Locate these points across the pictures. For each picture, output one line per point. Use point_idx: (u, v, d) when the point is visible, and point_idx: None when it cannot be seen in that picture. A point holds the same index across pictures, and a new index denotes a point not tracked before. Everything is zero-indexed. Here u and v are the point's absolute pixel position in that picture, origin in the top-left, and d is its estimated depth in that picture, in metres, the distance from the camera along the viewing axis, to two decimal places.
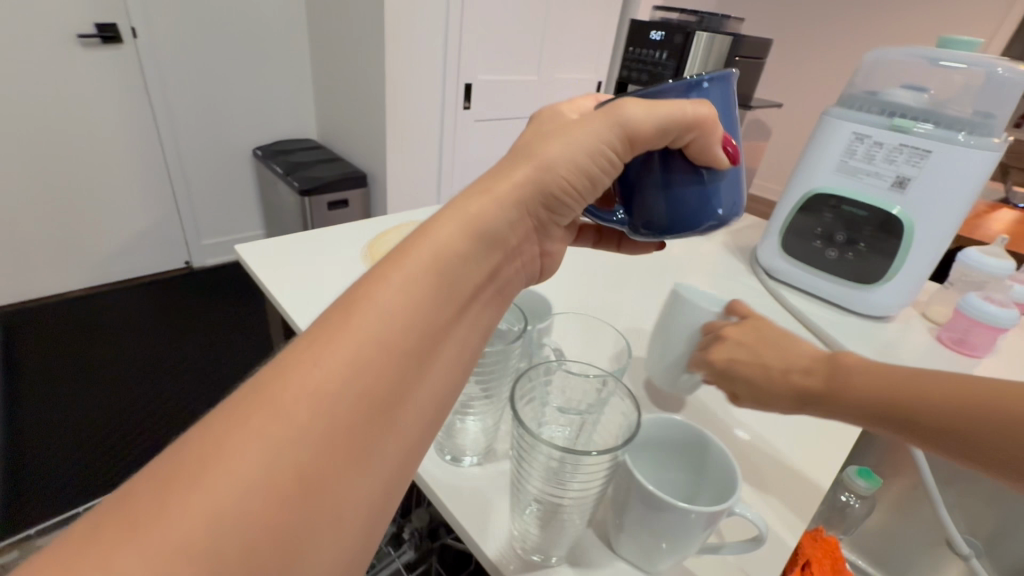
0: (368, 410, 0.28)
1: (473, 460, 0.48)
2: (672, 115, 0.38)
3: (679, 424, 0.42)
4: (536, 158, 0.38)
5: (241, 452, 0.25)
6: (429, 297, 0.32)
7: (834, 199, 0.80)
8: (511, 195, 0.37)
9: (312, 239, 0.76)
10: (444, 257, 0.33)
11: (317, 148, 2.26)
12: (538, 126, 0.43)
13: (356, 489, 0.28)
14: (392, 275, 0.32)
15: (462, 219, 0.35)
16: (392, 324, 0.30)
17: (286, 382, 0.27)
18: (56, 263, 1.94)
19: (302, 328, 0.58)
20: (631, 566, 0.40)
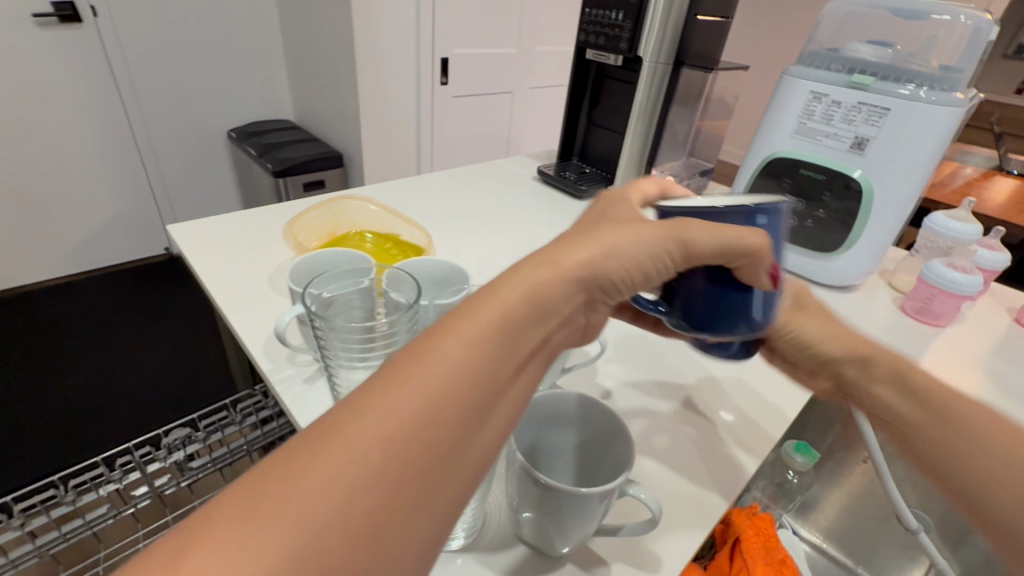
0: (433, 457, 0.25)
1: None
2: (730, 241, 0.36)
3: (564, 397, 0.40)
4: (607, 237, 0.35)
5: (313, 486, 0.23)
6: (496, 353, 0.29)
7: (794, 164, 0.75)
8: (581, 267, 0.34)
9: (247, 217, 0.74)
10: (512, 316, 0.30)
11: (293, 128, 2.20)
12: (603, 211, 0.40)
13: (417, 532, 0.25)
14: (463, 327, 0.28)
15: (529, 276, 0.32)
16: (466, 365, 0.27)
17: (361, 424, 0.25)
18: (27, 251, 1.91)
19: (223, 308, 0.57)
20: (537, 554, 0.38)
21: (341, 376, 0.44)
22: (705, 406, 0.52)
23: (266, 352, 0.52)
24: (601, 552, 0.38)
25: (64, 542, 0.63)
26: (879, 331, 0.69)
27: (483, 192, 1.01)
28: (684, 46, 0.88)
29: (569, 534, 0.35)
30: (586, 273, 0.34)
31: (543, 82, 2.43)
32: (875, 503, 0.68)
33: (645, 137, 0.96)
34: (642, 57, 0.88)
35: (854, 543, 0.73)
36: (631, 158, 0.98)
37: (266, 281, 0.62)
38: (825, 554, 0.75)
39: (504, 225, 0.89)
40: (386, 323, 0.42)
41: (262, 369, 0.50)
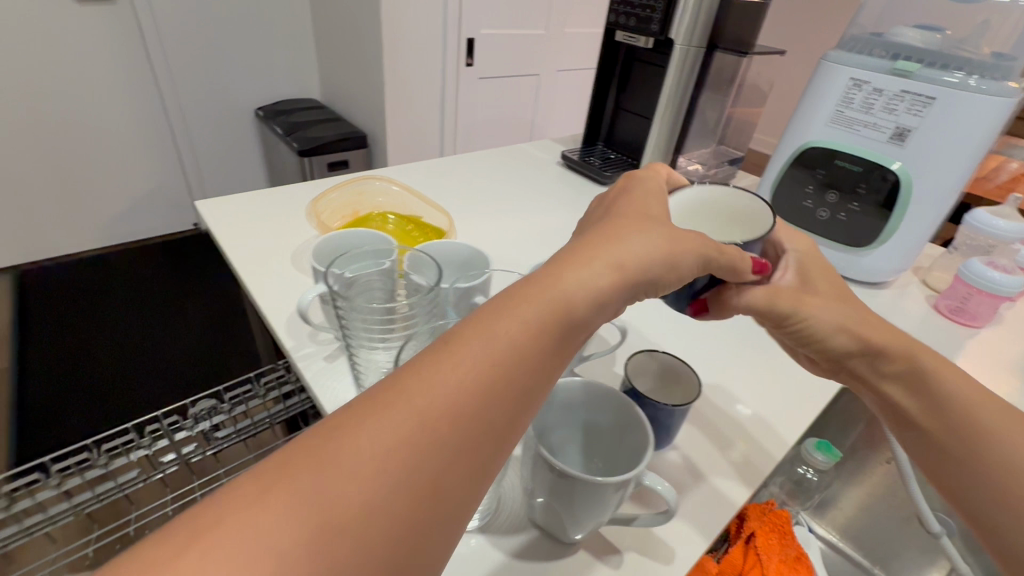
0: (492, 433, 0.27)
1: None
2: (732, 264, 0.40)
3: (581, 385, 0.39)
4: (661, 239, 0.35)
5: (384, 448, 0.24)
6: (555, 342, 0.29)
7: (828, 153, 0.73)
8: (640, 263, 0.33)
9: (273, 195, 0.75)
10: (573, 307, 0.30)
11: (319, 107, 2.22)
12: (640, 205, 0.38)
13: (470, 501, 0.26)
14: (530, 311, 0.29)
15: (591, 267, 0.32)
16: (527, 349, 0.28)
17: (431, 394, 0.26)
18: (64, 221, 1.99)
19: (250, 288, 0.58)
20: (546, 537, 0.38)
21: (360, 356, 0.44)
22: (722, 397, 0.52)
23: (289, 330, 0.53)
24: (613, 540, 0.38)
25: (96, 502, 0.66)
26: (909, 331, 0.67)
27: (506, 175, 1.01)
28: (720, 28, 0.84)
29: (582, 519, 0.35)
30: (643, 274, 0.33)
31: (570, 65, 2.39)
32: (897, 503, 0.67)
33: (675, 123, 0.93)
34: (674, 40, 0.85)
35: (874, 544, 0.72)
36: (659, 146, 0.96)
37: (288, 259, 0.63)
38: (840, 553, 0.74)
39: (526, 210, 0.89)
40: (409, 304, 0.43)
41: (284, 346, 0.51)
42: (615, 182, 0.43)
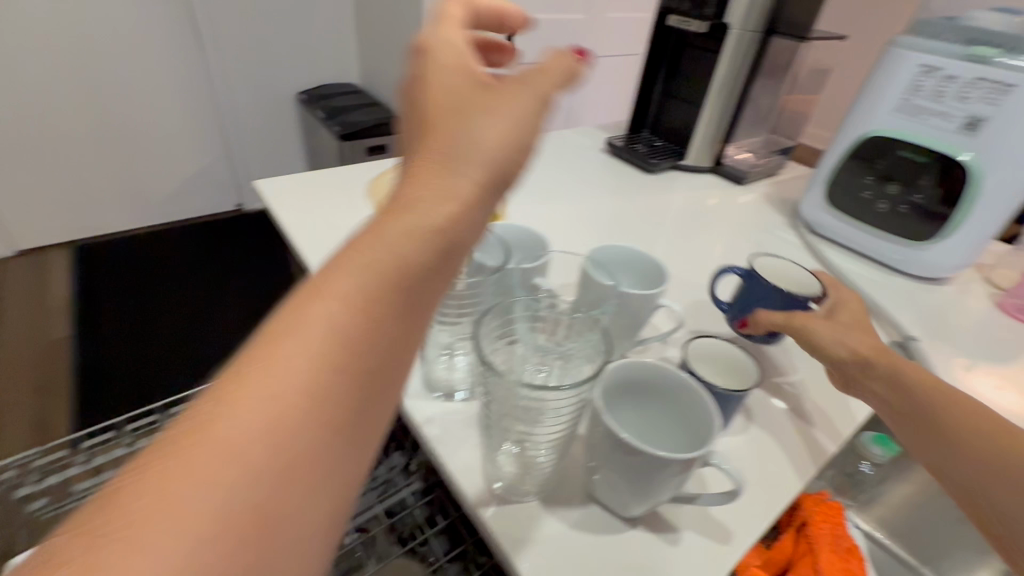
0: (354, 384, 0.25)
1: (461, 397, 0.47)
2: (560, 79, 0.35)
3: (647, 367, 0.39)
4: (488, 129, 0.32)
5: (233, 440, 0.22)
6: (409, 276, 0.27)
7: (891, 143, 0.70)
8: (477, 173, 0.31)
9: (328, 175, 0.77)
10: (420, 236, 0.28)
11: (359, 92, 2.25)
12: (449, 93, 0.33)
13: (345, 455, 0.25)
14: (370, 256, 0.27)
15: (429, 194, 0.29)
16: (374, 295, 0.26)
17: (275, 369, 0.23)
18: (123, 198, 2.16)
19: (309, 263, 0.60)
20: (606, 512, 0.39)
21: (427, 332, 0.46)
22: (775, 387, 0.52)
23: None
24: (672, 519, 0.39)
25: None
26: (971, 330, 0.65)
27: (553, 160, 1.02)
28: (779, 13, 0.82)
29: (641, 494, 0.36)
30: (485, 179, 0.31)
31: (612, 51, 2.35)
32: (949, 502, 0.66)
33: (724, 113, 0.93)
34: (730, 24, 0.83)
35: (920, 542, 0.71)
36: (707, 134, 0.95)
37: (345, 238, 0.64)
38: (885, 549, 0.74)
39: (571, 197, 0.89)
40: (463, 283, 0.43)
41: None
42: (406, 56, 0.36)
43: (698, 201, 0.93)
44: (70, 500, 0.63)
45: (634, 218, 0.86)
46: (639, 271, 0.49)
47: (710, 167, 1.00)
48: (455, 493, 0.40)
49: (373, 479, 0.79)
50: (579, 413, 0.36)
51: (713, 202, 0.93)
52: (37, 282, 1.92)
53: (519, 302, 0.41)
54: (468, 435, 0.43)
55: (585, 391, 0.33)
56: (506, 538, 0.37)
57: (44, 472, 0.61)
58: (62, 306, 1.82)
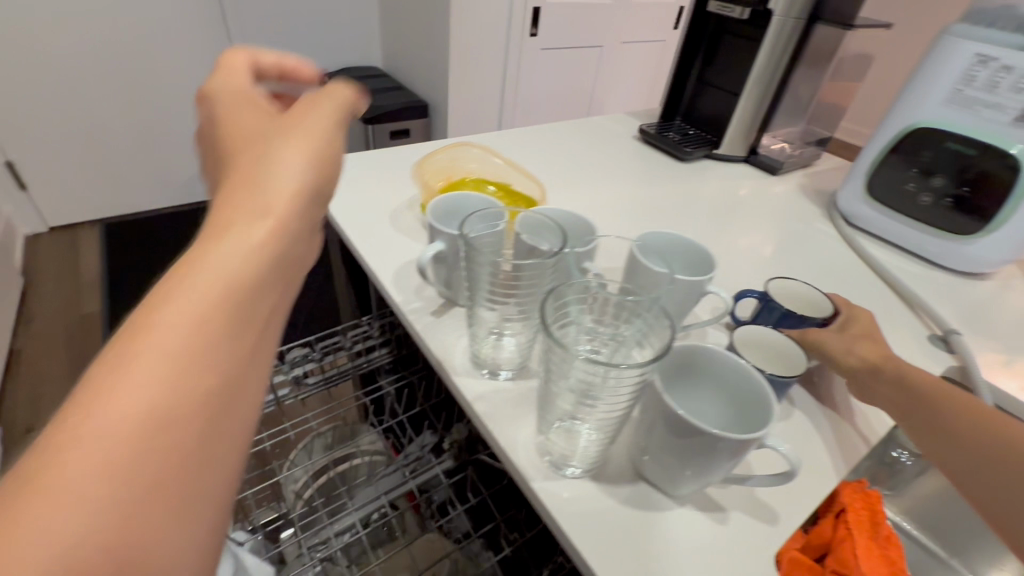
0: (221, 373, 0.26)
1: (507, 376, 0.48)
2: (343, 103, 0.42)
3: (700, 352, 0.40)
4: (294, 146, 0.36)
5: (94, 451, 0.21)
6: (256, 271, 0.29)
7: (939, 134, 0.69)
8: (298, 182, 0.34)
9: (368, 158, 0.79)
10: (259, 238, 0.30)
11: (382, 75, 2.26)
12: (246, 129, 0.38)
13: (220, 445, 0.26)
14: (214, 259, 0.28)
15: (257, 204, 0.32)
16: (224, 291, 0.27)
17: (128, 373, 0.23)
18: (150, 178, 2.19)
19: (354, 243, 0.63)
20: (655, 489, 0.40)
21: (478, 310, 0.47)
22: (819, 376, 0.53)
23: (397, 284, 0.57)
24: (719, 499, 0.40)
25: None
26: (1014, 326, 0.65)
27: (583, 145, 1.02)
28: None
29: (694, 473, 0.37)
30: (305, 186, 0.35)
31: (636, 37, 2.32)
32: None
33: (762, 102, 0.91)
34: (772, 10, 0.82)
35: (947, 530, 0.73)
36: (742, 123, 0.95)
37: (387, 220, 0.67)
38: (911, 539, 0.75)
39: (603, 184, 0.89)
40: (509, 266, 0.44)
41: (394, 302, 0.55)
42: (198, 106, 0.41)
43: (731, 190, 0.92)
44: None
45: (666, 206, 0.86)
46: (687, 257, 0.49)
47: (743, 157, 0.99)
48: (506, 465, 0.42)
49: (404, 459, 0.80)
50: (636, 394, 0.36)
51: (745, 191, 0.92)
52: (68, 258, 1.97)
53: (572, 286, 0.41)
54: (518, 411, 0.45)
55: (644, 371, 0.34)
56: (561, 513, 0.38)
57: None
58: (93, 282, 1.87)
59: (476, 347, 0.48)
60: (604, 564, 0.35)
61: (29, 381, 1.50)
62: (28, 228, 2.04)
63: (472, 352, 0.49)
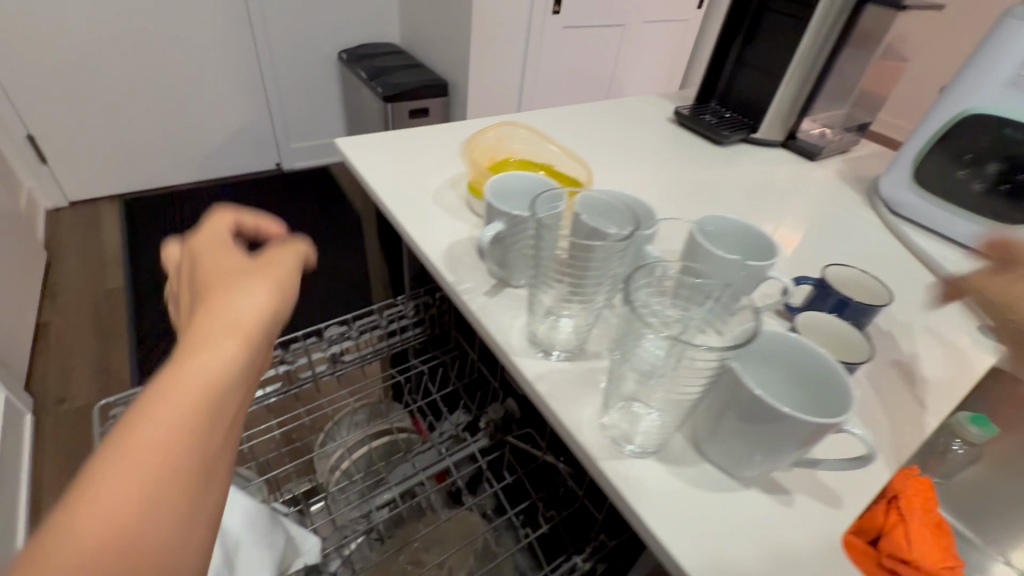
0: (199, 473, 0.28)
1: (563, 356, 0.48)
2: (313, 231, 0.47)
3: (774, 338, 0.40)
4: (271, 266, 0.39)
5: (78, 555, 0.23)
6: (237, 373, 0.31)
7: (994, 120, 0.68)
8: (274, 293, 0.37)
9: (409, 135, 0.78)
10: (240, 341, 0.32)
11: (400, 52, 2.23)
12: (228, 247, 0.42)
13: (194, 541, 0.27)
14: (200, 361, 0.30)
15: (240, 309, 0.34)
16: (211, 391, 0.29)
17: (112, 480, 0.25)
18: (169, 154, 2.20)
19: (400, 220, 0.63)
20: (719, 470, 0.41)
21: (540, 290, 0.47)
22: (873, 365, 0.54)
23: (447, 261, 0.57)
24: (784, 482, 0.40)
25: None
26: None
27: (617, 125, 1.01)
28: None
29: (764, 458, 0.37)
30: (280, 298, 0.37)
31: (660, 15, 2.26)
32: None
33: (803, 84, 0.90)
34: None
35: None
36: (781, 105, 0.93)
37: (432, 199, 0.67)
38: None
39: (640, 167, 0.89)
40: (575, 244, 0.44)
41: (447, 282, 0.55)
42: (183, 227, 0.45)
43: (768, 174, 0.91)
44: None
45: (704, 189, 0.85)
46: (748, 241, 0.49)
47: (781, 142, 0.98)
48: (567, 442, 0.43)
49: (439, 438, 0.82)
50: (710, 378, 0.37)
51: (783, 176, 0.92)
52: (90, 232, 1.99)
53: (642, 270, 0.41)
54: (580, 391, 0.45)
55: (722, 356, 0.34)
56: (630, 493, 0.38)
57: None
58: (115, 257, 1.88)
59: (535, 329, 0.49)
60: (676, 543, 0.36)
61: (57, 353, 1.53)
62: (49, 201, 2.05)
63: (531, 332, 0.49)
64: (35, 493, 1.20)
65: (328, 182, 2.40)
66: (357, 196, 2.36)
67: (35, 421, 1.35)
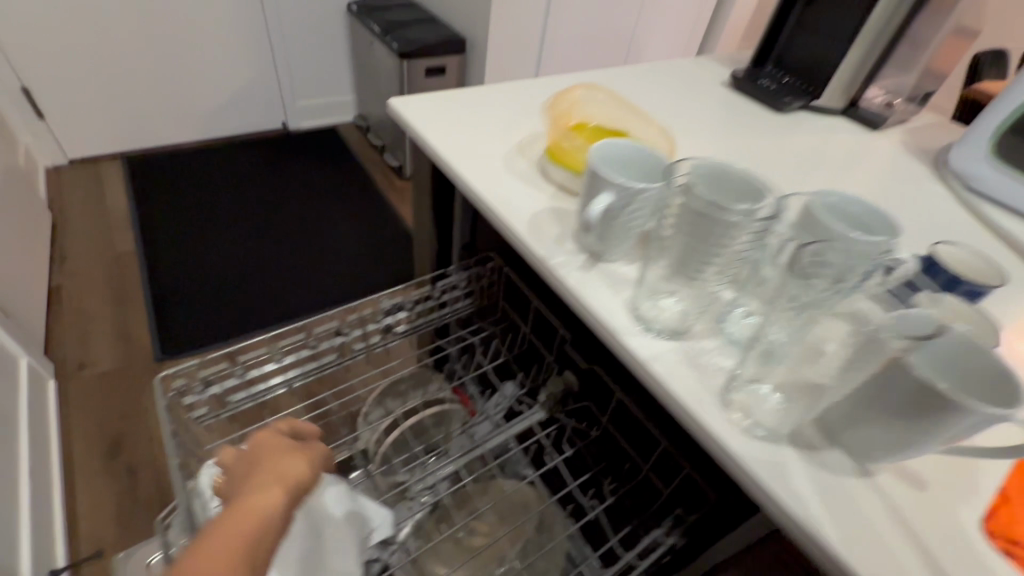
0: None
1: (670, 334, 0.47)
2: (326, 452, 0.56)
3: (924, 321, 0.38)
4: (301, 455, 0.48)
5: None
6: (272, 526, 0.38)
7: None
8: (301, 474, 0.45)
9: (468, 98, 0.74)
10: (276, 499, 0.40)
11: (413, 6, 2.12)
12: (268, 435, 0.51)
13: None
14: (249, 508, 0.38)
15: (277, 479, 0.43)
16: (253, 534, 0.36)
17: None
18: (171, 111, 2.11)
19: (475, 188, 0.60)
20: (849, 454, 0.40)
21: None
22: None
23: (533, 234, 0.54)
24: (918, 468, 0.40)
25: (305, 377, 0.73)
26: None
27: (670, 88, 0.97)
28: None
29: (904, 450, 0.37)
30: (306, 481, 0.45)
31: None
32: None
33: (873, 50, 0.86)
34: None
35: None
36: (846, 71, 0.90)
37: (502, 165, 0.64)
38: None
39: (700, 135, 0.85)
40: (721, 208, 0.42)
41: (536, 255, 0.52)
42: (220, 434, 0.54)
43: (830, 144, 0.88)
44: (226, 408, 0.68)
45: (767, 159, 0.83)
46: (871, 222, 0.46)
47: (841, 110, 0.95)
48: (687, 425, 0.42)
49: (494, 411, 0.83)
50: None
51: (845, 146, 0.89)
52: (93, 191, 1.91)
53: None
54: (698, 373, 0.44)
55: None
56: (762, 474, 0.38)
57: (204, 382, 0.66)
58: (122, 218, 1.82)
59: (640, 307, 0.48)
60: (821, 528, 0.36)
61: (73, 317, 1.50)
62: (47, 158, 1.97)
63: (635, 310, 0.48)
64: (67, 457, 1.21)
65: (336, 144, 2.32)
66: (368, 158, 2.29)
67: (59, 386, 1.33)
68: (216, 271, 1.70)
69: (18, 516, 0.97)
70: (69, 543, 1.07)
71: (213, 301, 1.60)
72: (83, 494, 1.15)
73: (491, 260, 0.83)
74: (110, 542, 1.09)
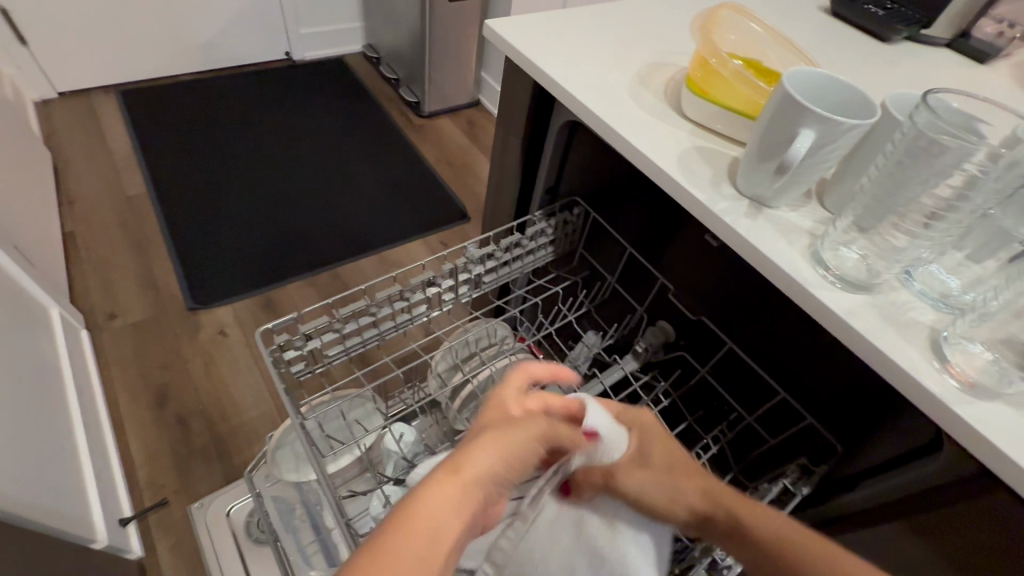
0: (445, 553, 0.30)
1: (859, 289, 0.44)
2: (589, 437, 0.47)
3: None
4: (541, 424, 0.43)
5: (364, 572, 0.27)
6: (477, 497, 0.34)
7: None
8: (526, 440, 0.40)
9: (573, 21, 0.66)
10: (489, 472, 0.36)
11: None
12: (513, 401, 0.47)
13: None
14: (460, 473, 0.35)
15: (503, 445, 0.38)
16: (456, 501, 0.33)
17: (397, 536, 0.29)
18: (166, 38, 1.92)
19: (609, 124, 0.54)
20: None
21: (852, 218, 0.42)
22: None
23: (690, 177, 0.50)
24: None
25: (398, 329, 0.69)
26: None
27: (762, 14, 0.88)
28: None
29: None
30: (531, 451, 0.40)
31: None
32: None
33: None
34: None
35: None
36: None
37: (629, 97, 0.57)
38: None
39: None
40: (951, 138, 0.38)
41: (698, 201, 0.48)
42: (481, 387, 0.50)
43: (940, 79, 0.82)
44: (323, 363, 0.64)
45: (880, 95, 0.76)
46: None
47: (946, 42, 0.88)
48: (895, 384, 0.40)
49: (581, 360, 0.81)
50: None
51: (955, 80, 0.82)
52: (91, 128, 1.77)
53: None
54: (898, 331, 0.41)
55: None
56: (990, 431, 0.37)
57: (305, 336, 0.61)
58: (127, 158, 1.70)
59: (824, 258, 0.44)
60: None
61: (93, 265, 1.43)
62: (35, 91, 1.80)
63: (820, 262, 0.44)
64: (113, 408, 1.18)
65: (346, 77, 2.16)
66: (382, 93, 2.13)
67: (92, 337, 1.28)
68: (237, 215, 1.60)
69: (82, 469, 0.95)
70: (131, 493, 1.07)
71: (238, 246, 1.53)
72: (137, 445, 1.13)
73: (577, 205, 0.78)
74: (172, 491, 1.08)
